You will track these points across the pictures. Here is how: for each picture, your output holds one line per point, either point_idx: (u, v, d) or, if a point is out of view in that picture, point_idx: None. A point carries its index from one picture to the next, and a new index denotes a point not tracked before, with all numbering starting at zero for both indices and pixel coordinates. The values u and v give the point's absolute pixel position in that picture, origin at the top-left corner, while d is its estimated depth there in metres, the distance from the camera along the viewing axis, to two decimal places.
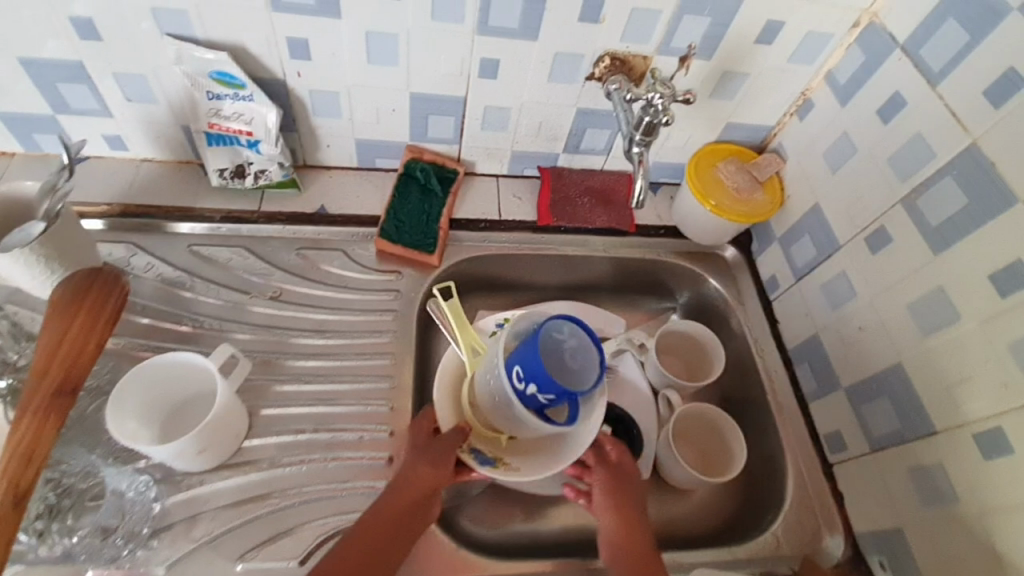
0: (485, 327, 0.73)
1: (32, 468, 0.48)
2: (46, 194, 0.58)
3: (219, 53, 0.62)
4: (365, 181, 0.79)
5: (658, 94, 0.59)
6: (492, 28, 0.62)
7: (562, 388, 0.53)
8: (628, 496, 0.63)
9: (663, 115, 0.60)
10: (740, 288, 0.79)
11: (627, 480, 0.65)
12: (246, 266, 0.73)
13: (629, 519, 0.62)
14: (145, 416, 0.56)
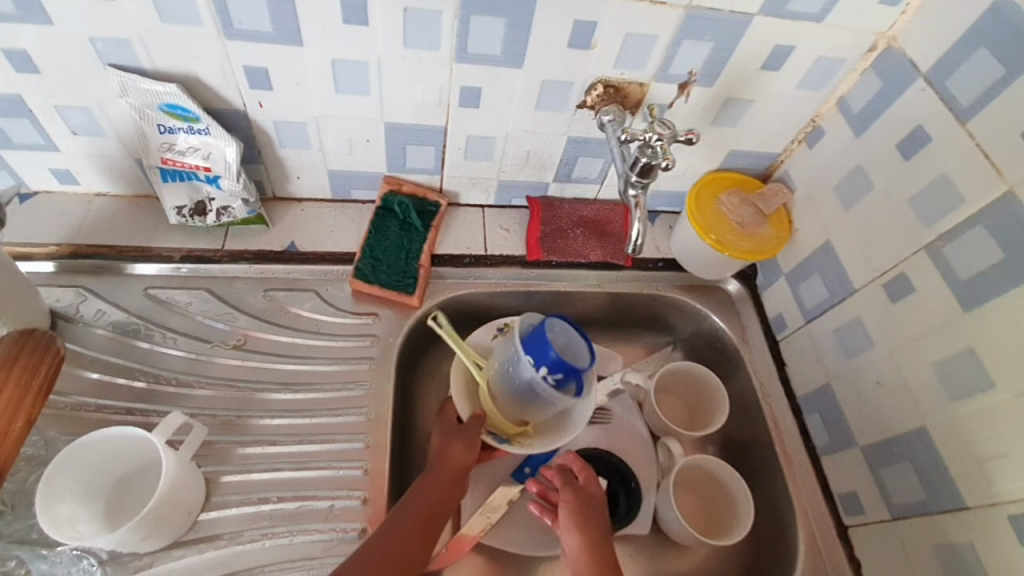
0: (489, 329, 0.71)
1: None
2: None
3: (169, 86, 0.55)
4: (339, 214, 0.73)
5: (656, 136, 0.53)
6: (472, 55, 0.56)
7: (568, 367, 0.58)
8: (595, 519, 0.59)
9: (662, 158, 0.54)
10: (744, 327, 0.74)
11: (594, 503, 0.61)
12: (208, 311, 0.67)
13: (595, 543, 0.57)
14: (86, 494, 0.51)
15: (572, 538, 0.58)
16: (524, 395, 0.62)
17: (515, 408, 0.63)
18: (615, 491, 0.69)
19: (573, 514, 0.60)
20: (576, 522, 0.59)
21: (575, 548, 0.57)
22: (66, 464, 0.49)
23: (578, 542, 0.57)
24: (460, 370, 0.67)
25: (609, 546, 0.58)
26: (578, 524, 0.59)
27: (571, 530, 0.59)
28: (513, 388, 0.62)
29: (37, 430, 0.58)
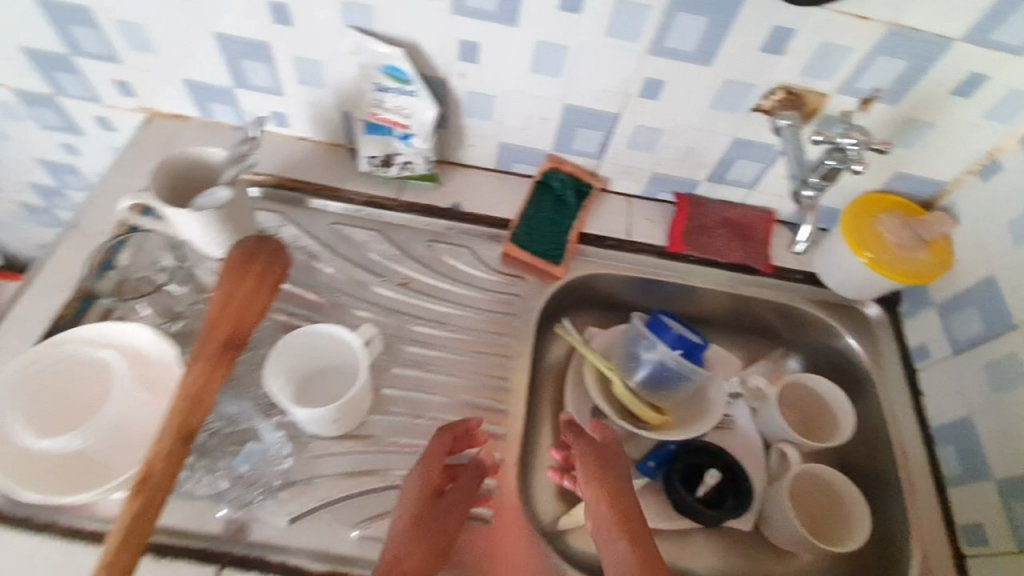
0: (611, 333, 0.80)
1: (198, 412, 0.50)
2: (231, 162, 0.64)
3: (395, 49, 0.64)
4: (500, 183, 0.80)
5: (852, 140, 0.57)
6: (667, 49, 0.60)
7: (686, 345, 0.72)
8: (618, 477, 0.57)
9: (853, 162, 0.59)
10: (879, 350, 0.75)
11: (614, 460, 0.58)
12: (381, 250, 0.76)
13: (617, 503, 0.54)
14: (287, 379, 0.61)
15: (593, 499, 0.55)
16: (653, 377, 0.74)
17: (647, 391, 0.75)
18: (724, 489, 0.72)
19: (594, 474, 0.57)
20: (591, 475, 0.57)
21: (599, 511, 0.54)
22: (282, 355, 0.60)
23: (602, 504, 0.54)
24: (591, 374, 0.76)
25: (634, 504, 0.55)
26: (598, 483, 0.56)
27: (592, 490, 0.55)
28: (642, 369, 0.74)
29: None
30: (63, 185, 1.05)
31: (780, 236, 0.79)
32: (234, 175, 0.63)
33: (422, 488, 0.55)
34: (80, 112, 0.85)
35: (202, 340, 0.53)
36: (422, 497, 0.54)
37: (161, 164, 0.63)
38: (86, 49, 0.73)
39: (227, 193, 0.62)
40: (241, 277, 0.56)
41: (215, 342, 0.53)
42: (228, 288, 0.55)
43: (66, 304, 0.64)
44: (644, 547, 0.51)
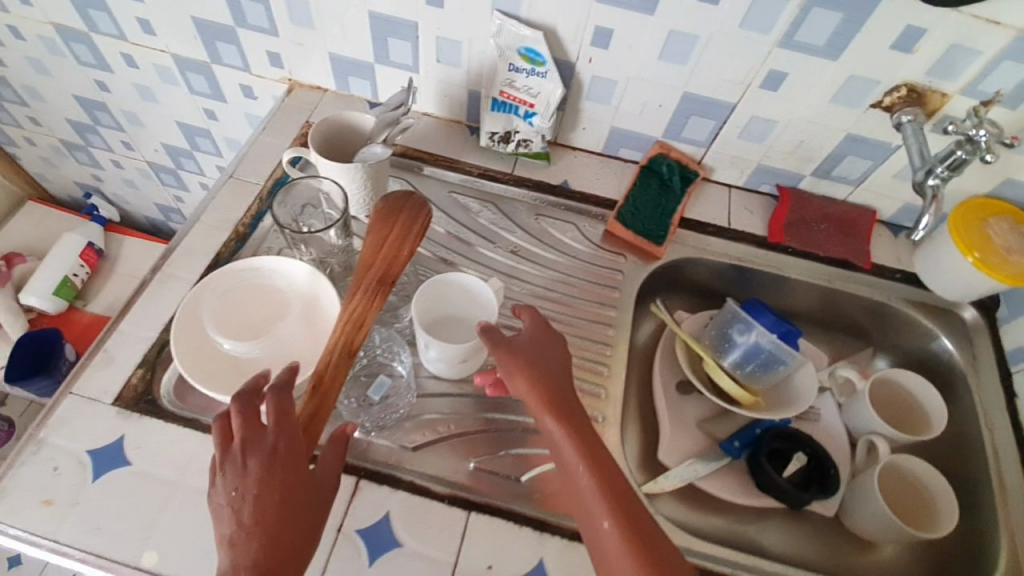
0: (701, 318, 0.84)
1: (361, 333, 0.58)
2: (385, 126, 0.72)
3: (536, 32, 0.70)
4: (606, 166, 0.85)
5: (985, 133, 0.60)
6: (796, 43, 0.64)
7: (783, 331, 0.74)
8: (548, 358, 0.58)
9: (983, 152, 0.61)
10: (975, 352, 0.76)
11: (540, 341, 0.60)
12: (493, 220, 0.82)
13: (548, 386, 0.56)
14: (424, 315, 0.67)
15: (520, 384, 0.56)
16: (746, 358, 0.77)
17: (739, 372, 0.78)
18: (808, 473, 0.73)
19: (519, 361, 0.57)
20: (522, 374, 0.56)
21: (526, 393, 0.56)
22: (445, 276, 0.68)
23: (527, 387, 0.56)
24: (683, 351, 0.80)
25: (564, 384, 0.57)
26: (523, 369, 0.56)
27: (517, 376, 0.56)
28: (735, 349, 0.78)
29: None
30: (195, 147, 1.15)
31: (879, 235, 0.81)
32: (390, 135, 0.71)
33: (284, 477, 0.49)
34: (228, 80, 0.93)
35: (359, 275, 0.61)
36: (284, 474, 0.49)
37: (336, 115, 0.73)
38: (250, 22, 0.81)
39: (383, 150, 0.70)
40: (387, 227, 0.62)
41: (369, 278, 0.60)
42: (378, 234, 0.62)
43: (225, 243, 0.73)
44: (575, 422, 0.54)
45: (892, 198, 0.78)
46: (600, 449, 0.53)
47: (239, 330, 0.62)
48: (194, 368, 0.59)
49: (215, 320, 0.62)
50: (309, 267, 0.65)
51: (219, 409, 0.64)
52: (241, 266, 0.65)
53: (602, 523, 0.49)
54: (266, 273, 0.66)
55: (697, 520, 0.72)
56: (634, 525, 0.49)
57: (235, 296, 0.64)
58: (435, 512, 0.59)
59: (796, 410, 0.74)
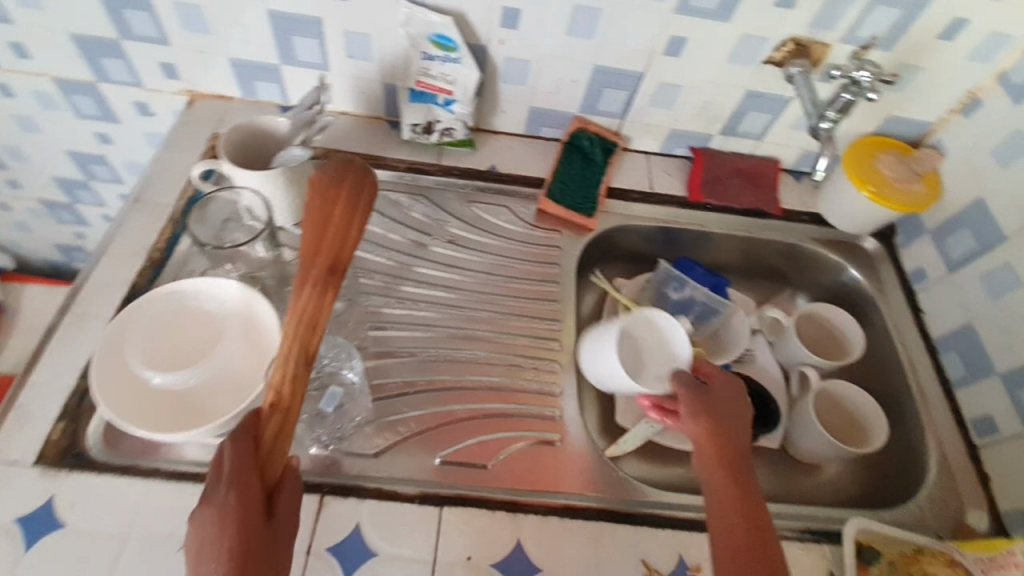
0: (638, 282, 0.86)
1: (316, 335, 0.55)
2: (300, 127, 0.70)
3: (444, 18, 0.70)
4: (530, 146, 0.87)
5: (866, 74, 0.67)
6: (691, 8, 0.67)
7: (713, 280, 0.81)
8: (729, 407, 0.60)
9: (866, 92, 0.69)
10: (882, 278, 0.83)
11: (727, 391, 0.61)
12: (426, 212, 0.81)
13: (723, 434, 0.57)
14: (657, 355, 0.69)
15: (697, 427, 0.58)
16: (684, 313, 0.81)
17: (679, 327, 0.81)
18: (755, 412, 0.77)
19: (701, 408, 0.58)
20: (703, 421, 0.58)
21: (698, 437, 0.57)
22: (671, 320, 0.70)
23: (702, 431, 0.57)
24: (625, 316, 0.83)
25: (740, 435, 0.58)
26: (699, 415, 0.58)
27: (694, 421, 0.58)
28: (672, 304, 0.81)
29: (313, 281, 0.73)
30: (91, 177, 1.06)
31: (787, 183, 0.88)
32: (309, 137, 0.69)
33: (240, 525, 0.46)
34: (119, 98, 0.87)
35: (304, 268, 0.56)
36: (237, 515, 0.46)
37: (249, 120, 0.69)
38: (137, 33, 0.76)
39: (302, 152, 0.68)
40: (327, 211, 0.59)
41: (315, 270, 0.56)
42: (319, 218, 0.59)
43: (140, 271, 0.68)
44: (739, 473, 0.55)
45: (793, 147, 0.84)
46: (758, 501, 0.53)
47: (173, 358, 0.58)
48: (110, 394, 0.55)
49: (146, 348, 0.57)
50: (241, 284, 0.60)
51: (158, 450, 0.59)
52: (164, 290, 0.60)
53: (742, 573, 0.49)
54: (203, 299, 0.61)
55: (661, 475, 0.75)
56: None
57: (163, 323, 0.60)
58: (407, 513, 0.58)
59: (733, 355, 0.79)
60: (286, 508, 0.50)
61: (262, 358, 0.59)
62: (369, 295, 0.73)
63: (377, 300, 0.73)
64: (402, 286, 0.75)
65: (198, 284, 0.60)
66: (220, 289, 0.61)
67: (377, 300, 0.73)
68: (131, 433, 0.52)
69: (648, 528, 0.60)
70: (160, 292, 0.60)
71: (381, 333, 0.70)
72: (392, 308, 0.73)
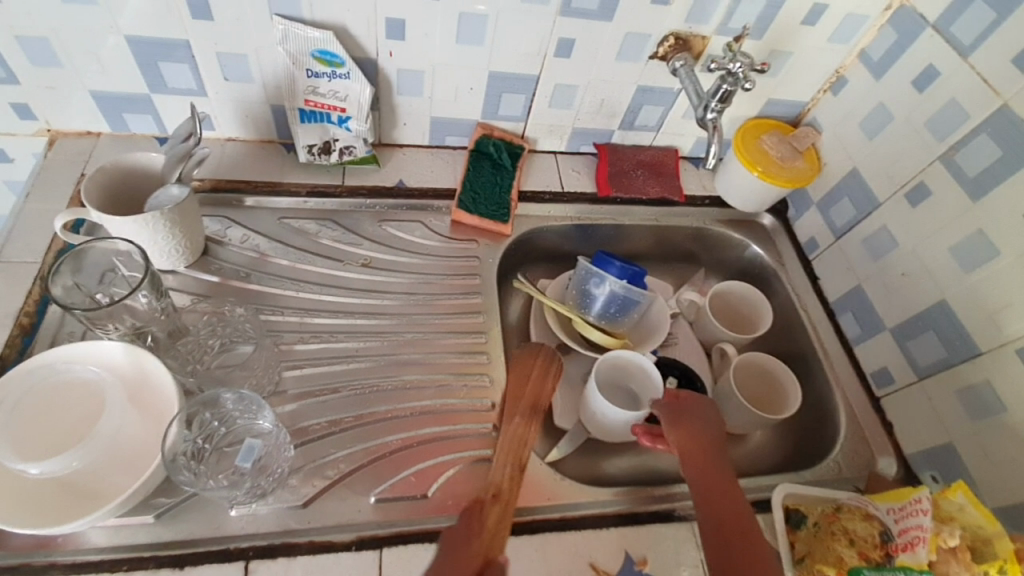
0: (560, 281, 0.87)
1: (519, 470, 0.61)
2: (177, 161, 0.64)
3: (325, 32, 0.66)
4: (436, 157, 0.85)
5: (739, 64, 0.70)
6: (574, 10, 0.68)
7: (630, 274, 0.80)
8: (703, 416, 0.67)
9: (743, 82, 0.71)
10: (781, 251, 0.89)
11: (697, 401, 0.69)
12: (334, 237, 0.78)
13: (700, 441, 0.64)
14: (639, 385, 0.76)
15: (676, 438, 0.65)
16: (607, 306, 0.82)
17: (604, 320, 0.82)
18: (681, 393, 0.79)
19: (680, 425, 0.66)
20: (681, 435, 0.65)
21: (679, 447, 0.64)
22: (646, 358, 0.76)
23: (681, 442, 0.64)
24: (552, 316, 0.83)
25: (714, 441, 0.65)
26: (678, 427, 0.66)
27: (672, 433, 0.65)
28: (593, 298, 0.82)
29: (220, 324, 0.68)
30: None
31: (686, 170, 0.91)
32: (186, 172, 0.63)
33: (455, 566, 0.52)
34: None
35: (518, 393, 0.67)
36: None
37: (117, 161, 0.63)
38: None
39: (180, 190, 0.63)
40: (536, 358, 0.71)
41: (522, 406, 0.67)
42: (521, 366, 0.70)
43: (7, 342, 0.60)
44: (719, 474, 0.61)
45: (687, 135, 0.87)
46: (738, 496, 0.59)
47: (57, 437, 0.52)
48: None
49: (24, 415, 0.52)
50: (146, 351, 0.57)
51: (52, 543, 0.52)
52: (31, 363, 0.54)
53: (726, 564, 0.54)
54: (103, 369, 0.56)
55: (603, 470, 0.77)
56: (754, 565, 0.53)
57: (50, 386, 0.54)
58: (344, 563, 0.55)
59: (657, 337, 0.81)
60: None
61: (159, 417, 0.55)
62: (279, 333, 0.69)
63: (290, 337, 0.69)
64: (316, 318, 0.71)
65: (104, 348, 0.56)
66: (110, 353, 0.57)
67: (289, 337, 0.69)
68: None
69: (590, 529, 0.61)
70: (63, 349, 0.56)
71: (299, 372, 0.66)
72: (308, 344, 0.69)
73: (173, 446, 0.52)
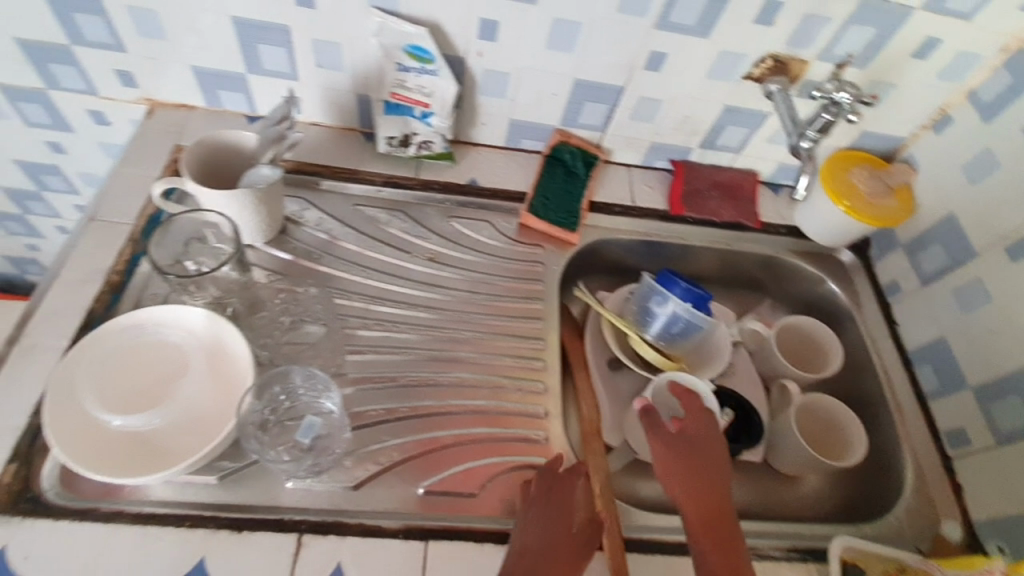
0: (621, 294, 0.86)
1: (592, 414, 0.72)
2: (269, 143, 0.66)
3: (420, 29, 0.67)
4: (509, 159, 0.85)
5: (846, 95, 0.67)
6: (672, 24, 0.67)
7: (694, 297, 0.78)
8: (705, 454, 0.63)
9: (848, 113, 0.69)
10: (857, 290, 0.85)
11: (701, 434, 0.65)
12: (404, 228, 0.79)
13: (700, 485, 0.61)
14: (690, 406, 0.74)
15: (673, 482, 0.61)
16: (665, 328, 0.79)
17: (661, 341, 0.80)
18: (736, 428, 0.77)
19: (671, 459, 0.63)
20: (671, 471, 0.62)
21: (676, 492, 0.61)
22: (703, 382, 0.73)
23: (679, 488, 0.61)
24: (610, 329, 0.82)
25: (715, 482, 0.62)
26: (678, 468, 0.62)
27: (671, 475, 0.62)
28: (653, 316, 0.80)
29: (289, 301, 0.70)
30: (44, 188, 0.98)
31: (764, 196, 0.88)
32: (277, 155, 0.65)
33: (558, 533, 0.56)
34: (72, 107, 0.80)
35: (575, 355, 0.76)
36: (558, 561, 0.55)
37: (214, 135, 0.65)
38: (90, 39, 0.71)
39: (272, 171, 0.65)
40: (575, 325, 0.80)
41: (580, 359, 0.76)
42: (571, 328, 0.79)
43: (98, 297, 0.63)
44: (716, 524, 0.58)
45: (770, 160, 0.84)
46: (736, 551, 0.56)
47: (142, 395, 0.56)
48: (67, 400, 0.53)
49: (114, 371, 0.56)
50: (222, 319, 0.58)
51: (121, 491, 0.54)
52: (125, 322, 0.58)
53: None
54: (184, 336, 0.59)
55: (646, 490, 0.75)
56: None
57: (139, 346, 0.58)
58: (391, 550, 0.55)
59: (715, 364, 0.79)
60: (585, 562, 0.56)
61: (232, 392, 0.57)
62: (345, 317, 0.70)
63: (355, 322, 0.70)
64: (380, 307, 0.72)
65: (184, 316, 0.59)
66: (188, 320, 0.59)
67: (353, 322, 0.70)
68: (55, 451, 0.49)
69: (637, 553, 0.60)
70: (145, 312, 0.58)
71: (360, 357, 0.68)
72: (370, 330, 0.70)
73: (244, 415, 0.55)
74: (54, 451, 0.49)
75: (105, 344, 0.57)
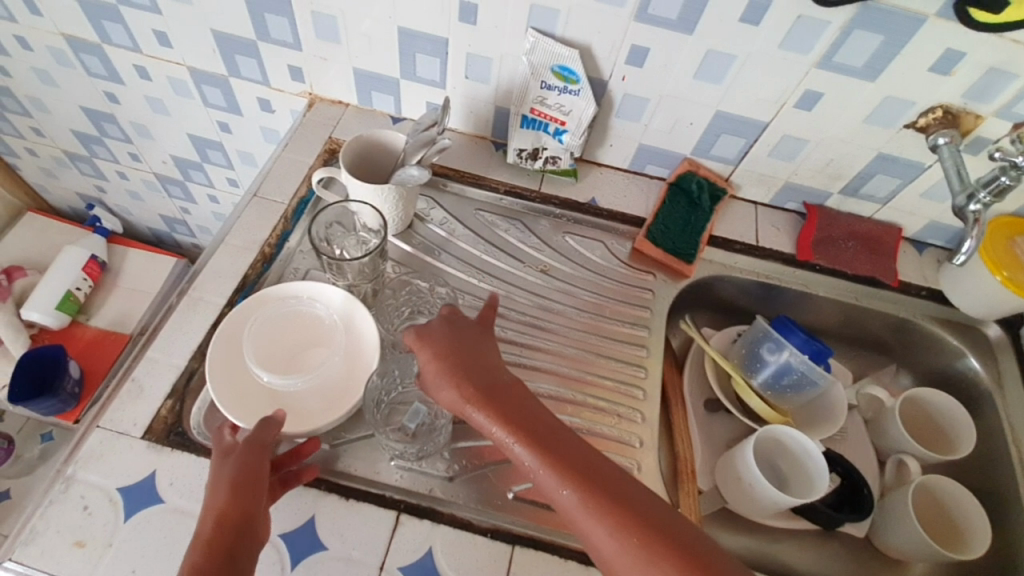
0: (728, 334, 0.83)
1: (688, 452, 0.70)
2: (421, 145, 0.71)
3: (572, 51, 0.69)
4: (632, 183, 0.85)
5: None
6: (834, 64, 0.64)
7: (815, 350, 0.73)
8: (478, 357, 0.57)
9: None
10: (1002, 369, 0.76)
11: (462, 336, 0.59)
12: (520, 238, 0.81)
13: (478, 382, 0.54)
14: (797, 469, 0.70)
15: (448, 388, 0.55)
16: (777, 379, 0.76)
17: (769, 391, 0.76)
18: (842, 498, 0.72)
19: (448, 374, 0.55)
20: (453, 384, 0.55)
21: (454, 398, 0.54)
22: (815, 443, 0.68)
23: (453, 390, 0.54)
24: (713, 371, 0.79)
25: (497, 374, 0.56)
26: (451, 375, 0.55)
27: (447, 388, 0.55)
28: (764, 365, 0.76)
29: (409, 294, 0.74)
30: (206, 160, 1.10)
31: (905, 252, 0.81)
32: (427, 157, 0.69)
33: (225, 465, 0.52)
34: (246, 93, 0.90)
35: (673, 389, 0.76)
36: (215, 563, 0.46)
37: (371, 133, 0.72)
38: (273, 36, 0.79)
39: (419, 172, 0.68)
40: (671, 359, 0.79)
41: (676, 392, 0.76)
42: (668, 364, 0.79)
43: (252, 265, 0.71)
44: (522, 414, 0.52)
45: (918, 215, 0.78)
46: (537, 420, 0.52)
47: (286, 364, 0.65)
48: (227, 351, 0.62)
49: (267, 334, 0.65)
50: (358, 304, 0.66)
51: None
52: (287, 294, 0.66)
53: (594, 529, 0.46)
54: (328, 316, 0.67)
55: (731, 540, 0.71)
56: (615, 505, 0.47)
57: (290, 318, 0.67)
58: (479, 546, 0.57)
59: (830, 426, 0.74)
60: (256, 551, 0.49)
61: (359, 372, 0.64)
62: None
63: None
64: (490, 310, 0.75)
65: (331, 301, 0.66)
66: (333, 301, 0.67)
67: None
68: (213, 395, 0.58)
69: None
70: (299, 287, 0.66)
71: None
72: None
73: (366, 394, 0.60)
74: (212, 393, 0.58)
75: (261, 305, 0.66)
